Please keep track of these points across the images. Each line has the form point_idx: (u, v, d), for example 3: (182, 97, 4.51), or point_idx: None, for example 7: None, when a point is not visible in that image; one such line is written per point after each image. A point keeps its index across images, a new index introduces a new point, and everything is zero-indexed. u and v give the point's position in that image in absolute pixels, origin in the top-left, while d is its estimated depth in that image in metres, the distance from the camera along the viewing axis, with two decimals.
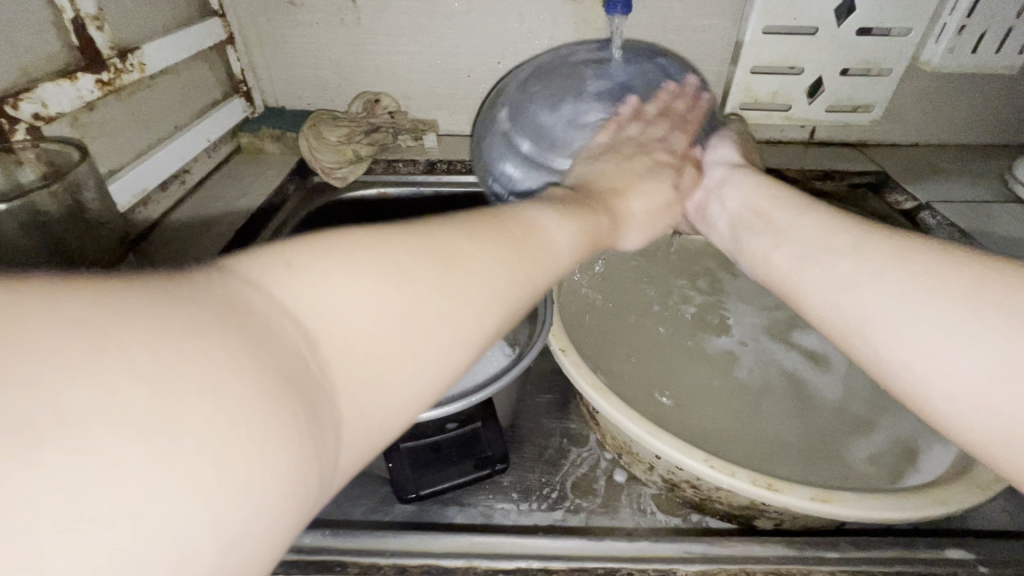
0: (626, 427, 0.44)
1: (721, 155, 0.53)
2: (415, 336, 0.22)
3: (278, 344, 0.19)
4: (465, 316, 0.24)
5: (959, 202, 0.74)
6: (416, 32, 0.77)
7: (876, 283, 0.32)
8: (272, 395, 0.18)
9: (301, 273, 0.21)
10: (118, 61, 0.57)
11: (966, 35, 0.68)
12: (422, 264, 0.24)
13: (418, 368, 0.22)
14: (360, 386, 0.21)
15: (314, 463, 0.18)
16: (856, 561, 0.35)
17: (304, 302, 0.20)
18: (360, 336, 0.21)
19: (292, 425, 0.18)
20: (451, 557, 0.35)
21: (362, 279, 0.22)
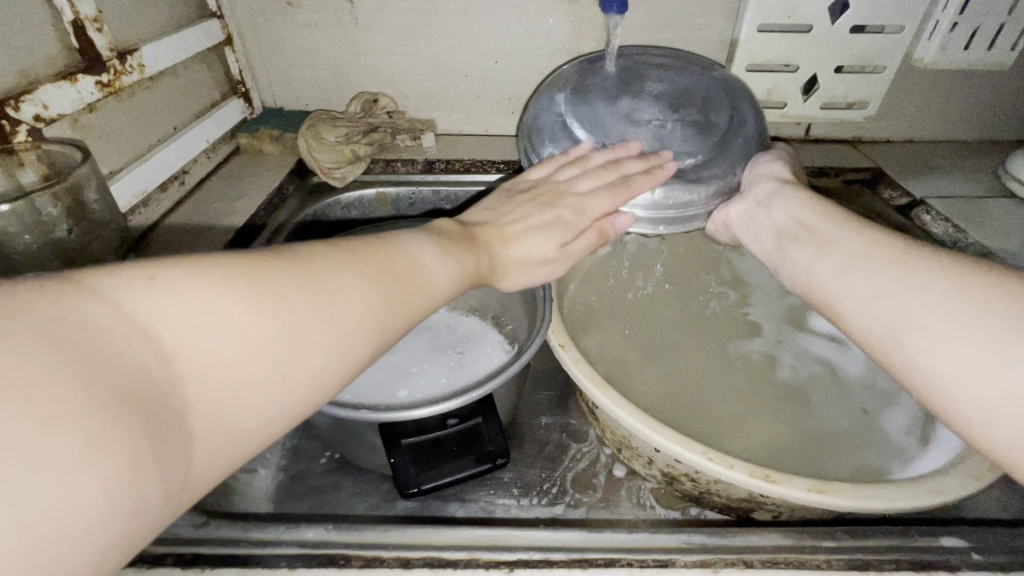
0: (626, 422, 0.45)
1: (775, 167, 0.48)
2: (271, 358, 0.26)
3: (133, 362, 0.22)
4: (321, 343, 0.28)
5: (954, 197, 0.75)
6: (413, 32, 0.77)
7: (918, 298, 0.32)
8: (110, 413, 0.20)
9: (163, 292, 0.24)
10: (118, 62, 0.58)
11: (958, 32, 0.69)
12: (286, 293, 0.27)
13: (268, 390, 0.26)
14: (211, 403, 0.24)
15: (158, 476, 0.22)
16: (853, 550, 0.35)
17: (159, 323, 0.23)
18: (215, 357, 0.24)
19: (128, 438, 0.21)
20: (454, 549, 0.35)
21: (219, 306, 0.25)
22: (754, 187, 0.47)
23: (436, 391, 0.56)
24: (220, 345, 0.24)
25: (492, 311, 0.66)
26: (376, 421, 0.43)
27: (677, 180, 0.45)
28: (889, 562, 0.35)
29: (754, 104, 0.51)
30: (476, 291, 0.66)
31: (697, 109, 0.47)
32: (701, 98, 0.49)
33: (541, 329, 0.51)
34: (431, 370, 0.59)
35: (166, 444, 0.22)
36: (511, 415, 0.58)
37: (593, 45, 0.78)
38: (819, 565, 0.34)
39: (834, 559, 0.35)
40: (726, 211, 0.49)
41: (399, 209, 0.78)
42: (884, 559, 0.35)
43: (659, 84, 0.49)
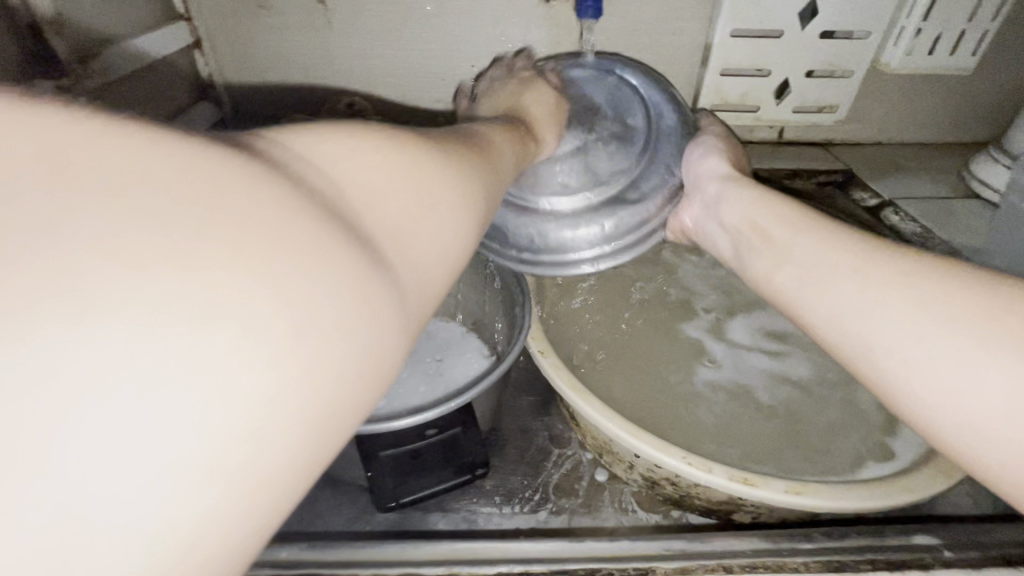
0: (609, 429, 0.45)
1: (710, 163, 0.48)
2: (439, 193, 0.26)
3: (328, 189, 0.21)
4: (463, 195, 0.28)
5: (922, 199, 0.77)
6: (387, 35, 0.76)
7: (881, 313, 0.32)
8: (329, 225, 0.20)
9: (333, 142, 0.23)
10: (79, 67, 0.56)
11: (922, 37, 0.71)
12: (428, 154, 0.27)
13: (436, 222, 0.25)
14: (407, 230, 0.24)
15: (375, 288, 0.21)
16: (829, 552, 0.35)
17: (342, 157, 0.23)
18: (392, 194, 0.24)
19: (349, 245, 0.20)
20: (433, 564, 0.35)
21: (382, 143, 0.25)
22: (701, 190, 0.48)
23: (415, 400, 0.55)
24: (396, 173, 0.24)
25: (472, 317, 0.65)
26: (353, 433, 0.42)
27: (622, 207, 0.45)
28: (863, 561, 0.35)
29: (664, 82, 0.51)
30: (455, 297, 0.66)
31: (608, 121, 0.49)
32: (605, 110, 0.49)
33: (519, 337, 0.50)
34: (409, 378, 0.58)
35: (382, 264, 0.22)
36: (492, 421, 0.57)
37: (569, 49, 0.77)
38: (796, 568, 0.35)
39: (811, 561, 0.35)
40: (681, 217, 0.50)
41: None
42: (859, 559, 0.35)
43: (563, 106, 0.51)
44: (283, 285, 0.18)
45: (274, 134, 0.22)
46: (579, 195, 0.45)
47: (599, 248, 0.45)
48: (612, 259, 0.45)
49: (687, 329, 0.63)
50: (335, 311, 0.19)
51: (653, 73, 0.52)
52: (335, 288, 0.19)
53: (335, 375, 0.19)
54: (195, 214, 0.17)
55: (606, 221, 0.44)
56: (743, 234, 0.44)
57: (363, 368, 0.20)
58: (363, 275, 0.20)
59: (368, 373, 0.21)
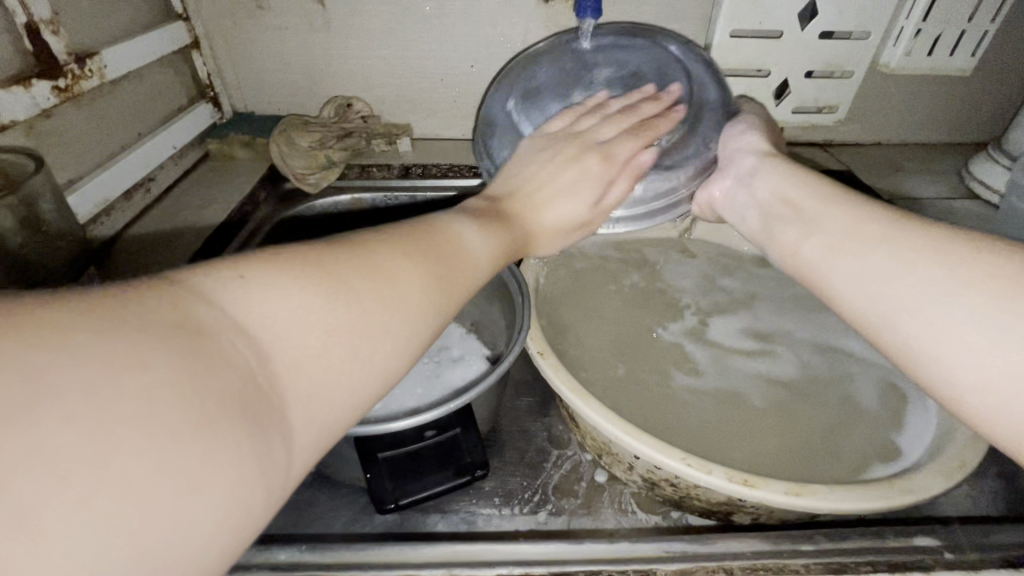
0: (608, 431, 0.44)
1: (749, 139, 0.47)
2: (375, 338, 0.25)
3: (237, 359, 0.20)
4: (404, 334, 0.26)
5: (921, 199, 0.77)
6: (386, 35, 0.76)
7: (907, 277, 0.32)
8: (230, 417, 0.19)
9: (255, 291, 0.22)
10: (76, 66, 0.56)
11: (921, 38, 0.71)
12: (370, 289, 0.26)
13: (362, 374, 0.24)
14: (316, 402, 0.23)
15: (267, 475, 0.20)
16: (829, 554, 0.35)
17: (261, 323, 0.22)
18: (311, 353, 0.23)
19: (244, 439, 0.19)
20: (433, 567, 0.34)
21: (316, 298, 0.23)
22: (735, 164, 0.47)
23: (413, 402, 0.55)
24: (321, 336, 0.23)
25: (471, 318, 0.66)
26: (351, 435, 0.42)
27: (654, 171, 0.46)
28: (862, 564, 0.35)
29: (710, 62, 0.51)
30: None
31: (651, 87, 0.48)
32: (650, 77, 0.49)
33: (518, 337, 0.50)
34: (408, 379, 0.58)
35: (280, 449, 0.21)
36: (491, 422, 0.57)
37: None
38: (797, 570, 0.35)
39: (812, 564, 0.35)
40: (709, 190, 0.48)
41: (375, 215, 0.77)
42: (858, 562, 0.35)
43: (607, 69, 0.50)
44: (157, 500, 0.17)
45: (196, 282, 0.22)
46: None
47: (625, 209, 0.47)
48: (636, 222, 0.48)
49: (660, 329, 0.63)
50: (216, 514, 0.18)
51: (698, 48, 0.52)
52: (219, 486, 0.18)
53: (205, 572, 0.19)
54: (66, 398, 0.16)
55: (637, 184, 0.46)
56: (776, 205, 0.43)
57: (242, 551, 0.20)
58: (254, 471, 0.20)
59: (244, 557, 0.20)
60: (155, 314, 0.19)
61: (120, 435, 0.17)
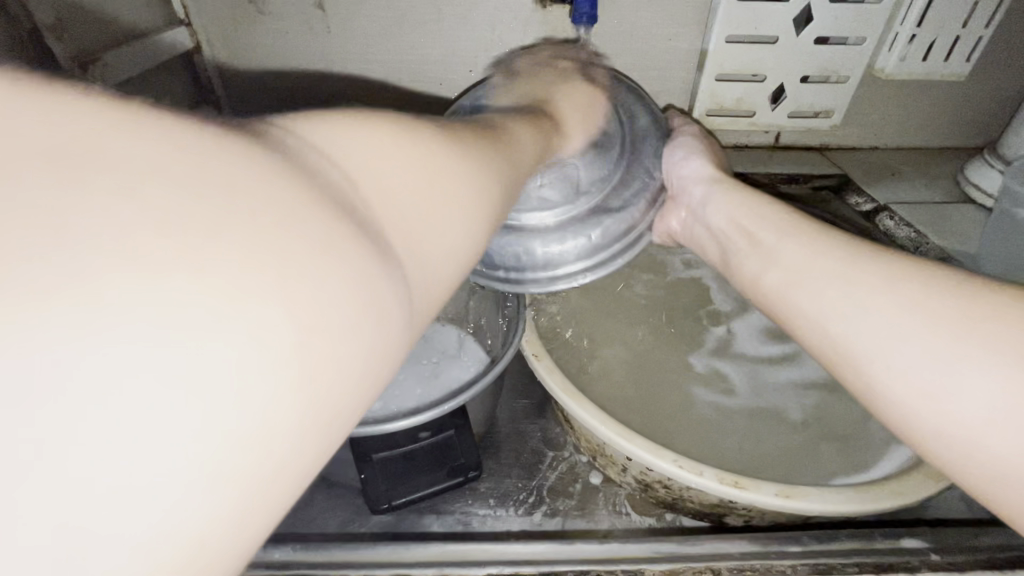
0: (599, 433, 0.45)
1: (693, 165, 0.49)
2: (459, 188, 0.24)
3: (341, 186, 0.20)
4: (483, 194, 0.26)
5: (916, 204, 0.78)
6: (386, 40, 0.77)
7: (863, 311, 0.32)
8: (338, 223, 0.19)
9: (347, 135, 0.22)
10: (79, 71, 0.56)
11: (916, 44, 0.72)
12: (447, 146, 0.25)
13: (455, 221, 0.24)
14: (417, 232, 0.22)
15: (384, 296, 0.20)
16: (816, 555, 0.36)
17: (354, 155, 0.21)
18: (407, 187, 0.22)
19: (360, 252, 0.19)
20: (425, 566, 0.35)
21: (399, 137, 0.23)
22: (687, 194, 0.49)
23: (409, 403, 0.56)
24: (412, 174, 0.22)
25: (469, 320, 0.66)
26: (347, 436, 0.42)
27: (605, 215, 0.44)
28: (849, 564, 0.35)
29: (633, 87, 0.51)
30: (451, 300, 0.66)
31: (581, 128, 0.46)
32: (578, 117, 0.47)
33: (512, 341, 0.51)
34: (406, 381, 0.58)
35: (391, 271, 0.20)
36: (487, 424, 0.58)
37: None
38: (784, 570, 0.35)
39: (799, 565, 0.35)
40: (668, 222, 0.51)
41: None
42: (845, 562, 0.35)
43: None
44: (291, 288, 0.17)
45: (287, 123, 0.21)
46: (559, 208, 0.43)
47: (585, 259, 0.44)
48: (598, 269, 0.45)
49: (692, 360, 0.60)
50: (345, 314, 0.18)
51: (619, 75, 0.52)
52: (343, 290, 0.18)
53: (341, 384, 0.18)
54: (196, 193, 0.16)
55: (593, 232, 0.44)
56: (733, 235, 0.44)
57: (370, 375, 0.19)
58: (373, 279, 0.19)
59: (369, 378, 0.20)
60: (248, 131, 0.19)
61: (237, 234, 0.16)
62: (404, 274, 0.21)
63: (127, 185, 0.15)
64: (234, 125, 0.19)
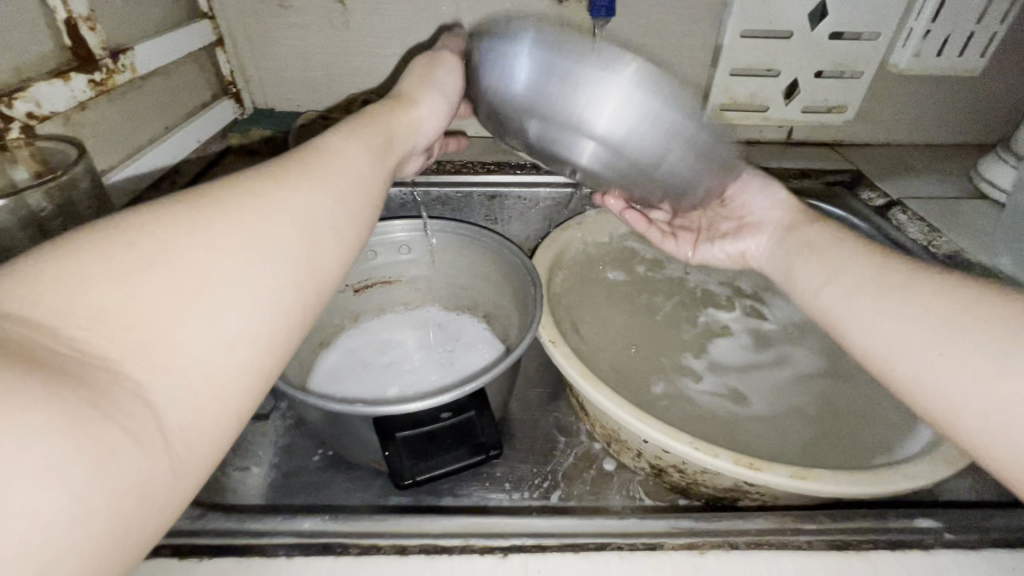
0: (617, 414, 0.46)
1: (776, 198, 0.54)
2: (211, 268, 0.26)
3: (31, 337, 0.21)
4: (241, 254, 0.28)
5: (930, 198, 0.78)
6: (405, 34, 0.78)
7: (917, 320, 0.34)
8: (32, 373, 0.20)
9: (42, 278, 0.23)
10: (110, 61, 0.58)
11: (931, 39, 0.72)
12: (185, 229, 0.27)
13: (207, 301, 0.25)
14: (164, 343, 0.24)
15: (112, 420, 0.21)
16: (832, 532, 0.37)
17: (47, 303, 0.22)
18: (132, 300, 0.23)
19: (63, 399, 0.20)
20: (449, 537, 0.36)
21: (119, 254, 0.24)
22: (772, 221, 0.53)
23: (426, 387, 0.57)
24: (129, 287, 0.24)
25: (483, 309, 0.67)
26: (370, 415, 0.44)
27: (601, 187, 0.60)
28: (865, 542, 0.36)
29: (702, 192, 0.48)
30: (468, 290, 0.67)
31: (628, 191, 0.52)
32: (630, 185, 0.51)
33: (531, 327, 0.51)
34: (422, 367, 0.60)
35: (125, 406, 0.22)
36: (504, 410, 0.59)
37: None
38: (801, 546, 0.36)
39: (816, 541, 0.36)
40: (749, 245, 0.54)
41: (390, 209, 0.78)
42: (861, 540, 0.36)
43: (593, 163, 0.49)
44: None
45: None
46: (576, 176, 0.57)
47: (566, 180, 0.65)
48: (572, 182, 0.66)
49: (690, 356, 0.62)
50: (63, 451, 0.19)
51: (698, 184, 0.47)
52: (50, 432, 0.19)
53: (78, 502, 0.19)
54: None
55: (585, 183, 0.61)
56: (791, 250, 0.48)
57: (127, 499, 0.21)
58: (89, 423, 0.20)
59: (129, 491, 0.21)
60: None
61: None
62: (148, 396, 0.23)
63: None
64: None
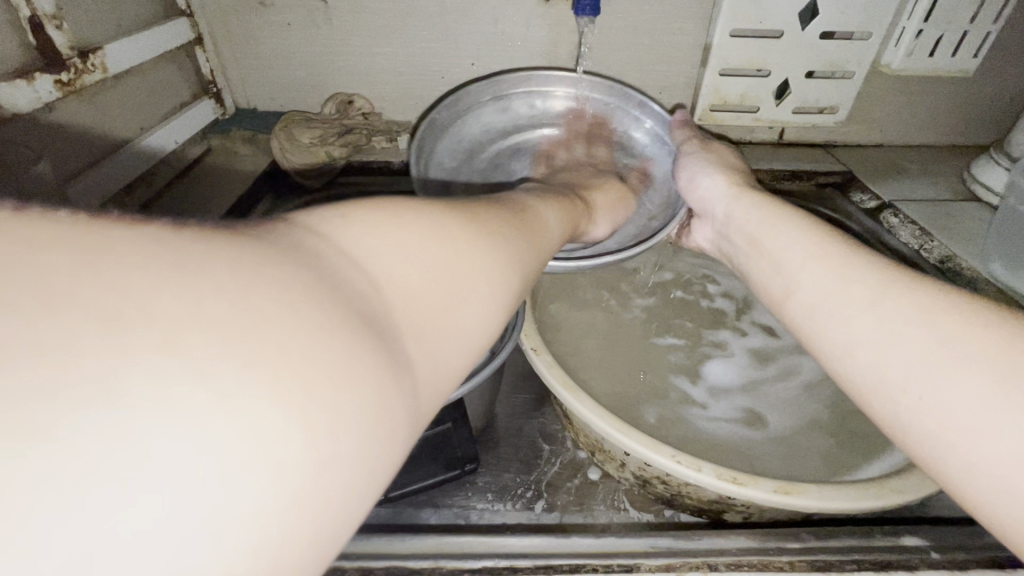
0: (597, 427, 0.45)
1: (704, 186, 0.53)
2: (484, 286, 0.24)
3: (366, 288, 0.20)
4: (502, 280, 0.26)
5: (922, 201, 0.77)
6: (389, 33, 0.76)
7: (896, 344, 0.30)
8: (361, 328, 0.18)
9: (367, 228, 0.22)
10: (79, 60, 0.56)
11: (923, 38, 0.71)
12: (473, 236, 0.25)
13: (475, 316, 0.24)
14: (436, 345, 0.22)
15: (401, 402, 0.19)
16: (814, 552, 0.35)
17: (375, 256, 0.21)
18: (432, 292, 0.22)
19: (383, 365, 0.19)
20: (419, 558, 0.34)
21: (428, 238, 0.23)
22: (716, 216, 0.51)
23: None
24: (433, 272, 0.22)
25: None
26: None
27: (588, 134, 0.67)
28: (848, 562, 0.35)
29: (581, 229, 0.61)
30: None
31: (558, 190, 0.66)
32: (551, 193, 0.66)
33: (511, 335, 0.50)
34: None
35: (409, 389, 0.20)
36: (486, 418, 0.57)
37: (570, 48, 0.77)
38: (782, 566, 0.35)
39: (798, 562, 0.35)
40: (699, 238, 0.56)
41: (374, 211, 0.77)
42: (844, 560, 0.35)
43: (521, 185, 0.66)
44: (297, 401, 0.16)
45: (312, 220, 0.21)
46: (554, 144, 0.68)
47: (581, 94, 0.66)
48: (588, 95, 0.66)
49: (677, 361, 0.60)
50: (367, 420, 0.18)
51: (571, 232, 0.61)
52: (367, 396, 0.18)
53: (364, 479, 0.18)
54: (229, 295, 0.16)
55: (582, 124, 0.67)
56: (735, 247, 0.47)
57: (379, 485, 0.19)
58: (390, 400, 0.19)
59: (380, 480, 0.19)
60: (281, 242, 0.19)
61: (258, 334, 0.16)
62: (421, 387, 0.21)
63: (152, 284, 0.15)
64: (276, 236, 0.19)
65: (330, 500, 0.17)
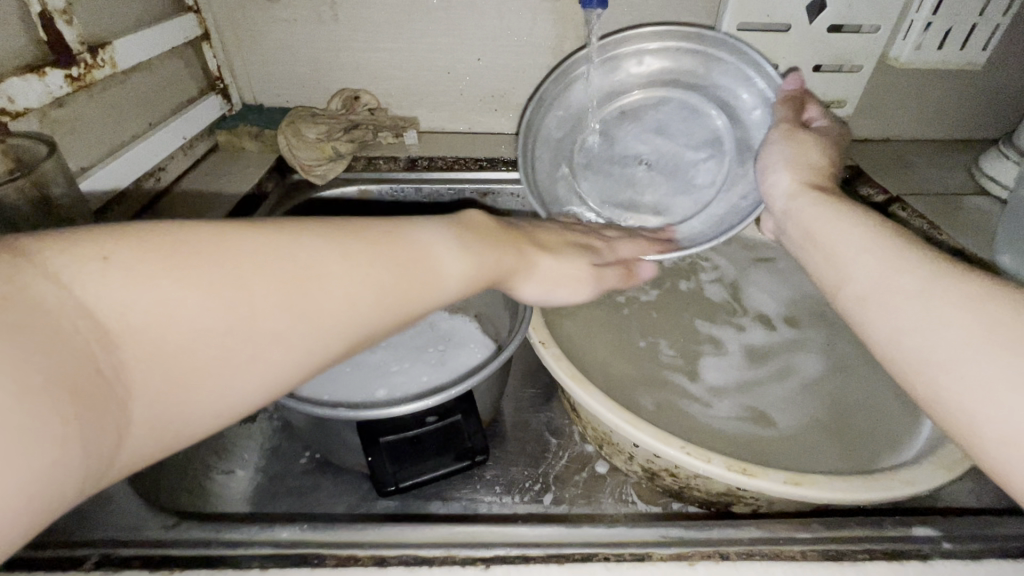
0: (610, 421, 0.45)
1: (773, 180, 0.48)
2: (252, 336, 0.27)
3: (82, 339, 0.22)
4: (288, 328, 0.28)
5: (930, 194, 0.76)
6: (395, 28, 0.76)
7: (940, 330, 0.29)
8: (54, 379, 0.21)
9: (118, 272, 0.24)
10: (89, 55, 0.56)
11: (932, 31, 0.70)
12: (262, 284, 0.27)
13: (228, 364, 0.26)
14: (170, 396, 0.25)
15: (94, 444, 0.22)
16: (826, 542, 0.35)
17: (106, 304, 0.23)
18: (172, 343, 0.25)
19: (72, 413, 0.21)
20: (430, 547, 0.35)
21: (189, 293, 0.25)
22: (777, 211, 0.47)
23: (416, 389, 0.56)
24: (183, 324, 0.25)
25: (474, 308, 0.67)
26: (355, 420, 0.42)
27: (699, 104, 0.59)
28: (859, 552, 0.35)
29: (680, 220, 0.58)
30: None
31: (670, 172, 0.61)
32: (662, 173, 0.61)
33: (522, 329, 0.50)
34: (412, 368, 0.58)
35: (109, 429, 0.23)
36: (494, 411, 0.58)
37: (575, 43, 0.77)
38: (794, 556, 0.35)
39: (808, 551, 0.35)
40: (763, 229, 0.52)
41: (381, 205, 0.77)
42: (855, 550, 0.35)
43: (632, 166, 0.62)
44: None
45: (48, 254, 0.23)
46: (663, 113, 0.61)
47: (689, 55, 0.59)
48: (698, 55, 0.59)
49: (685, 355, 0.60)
50: (51, 463, 0.20)
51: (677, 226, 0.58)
52: (50, 443, 0.20)
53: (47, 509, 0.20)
54: None
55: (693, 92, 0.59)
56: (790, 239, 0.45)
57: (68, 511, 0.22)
58: (78, 442, 0.21)
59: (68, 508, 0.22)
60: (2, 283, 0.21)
61: None
62: (130, 424, 0.24)
63: None
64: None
65: (3, 529, 0.19)
